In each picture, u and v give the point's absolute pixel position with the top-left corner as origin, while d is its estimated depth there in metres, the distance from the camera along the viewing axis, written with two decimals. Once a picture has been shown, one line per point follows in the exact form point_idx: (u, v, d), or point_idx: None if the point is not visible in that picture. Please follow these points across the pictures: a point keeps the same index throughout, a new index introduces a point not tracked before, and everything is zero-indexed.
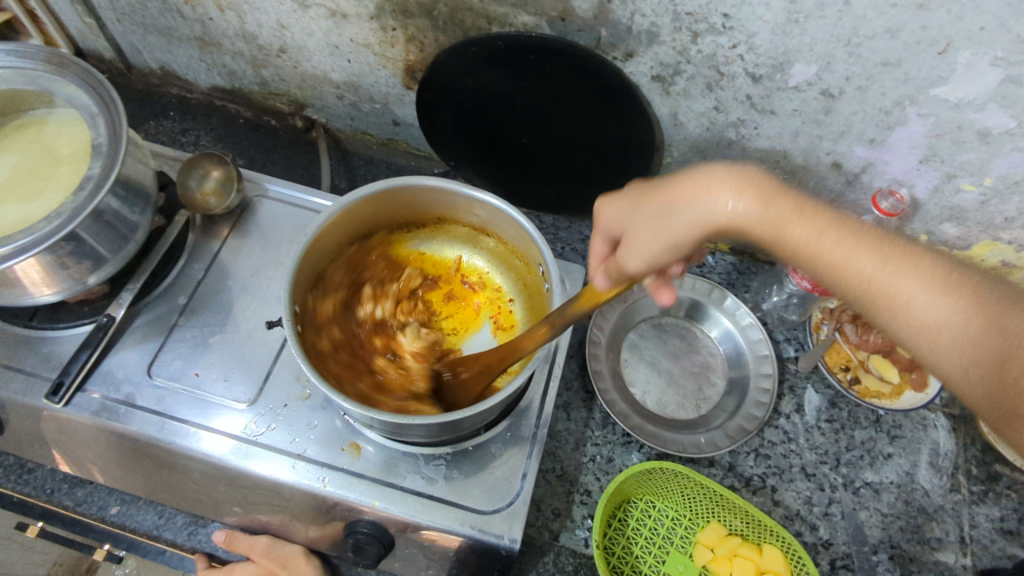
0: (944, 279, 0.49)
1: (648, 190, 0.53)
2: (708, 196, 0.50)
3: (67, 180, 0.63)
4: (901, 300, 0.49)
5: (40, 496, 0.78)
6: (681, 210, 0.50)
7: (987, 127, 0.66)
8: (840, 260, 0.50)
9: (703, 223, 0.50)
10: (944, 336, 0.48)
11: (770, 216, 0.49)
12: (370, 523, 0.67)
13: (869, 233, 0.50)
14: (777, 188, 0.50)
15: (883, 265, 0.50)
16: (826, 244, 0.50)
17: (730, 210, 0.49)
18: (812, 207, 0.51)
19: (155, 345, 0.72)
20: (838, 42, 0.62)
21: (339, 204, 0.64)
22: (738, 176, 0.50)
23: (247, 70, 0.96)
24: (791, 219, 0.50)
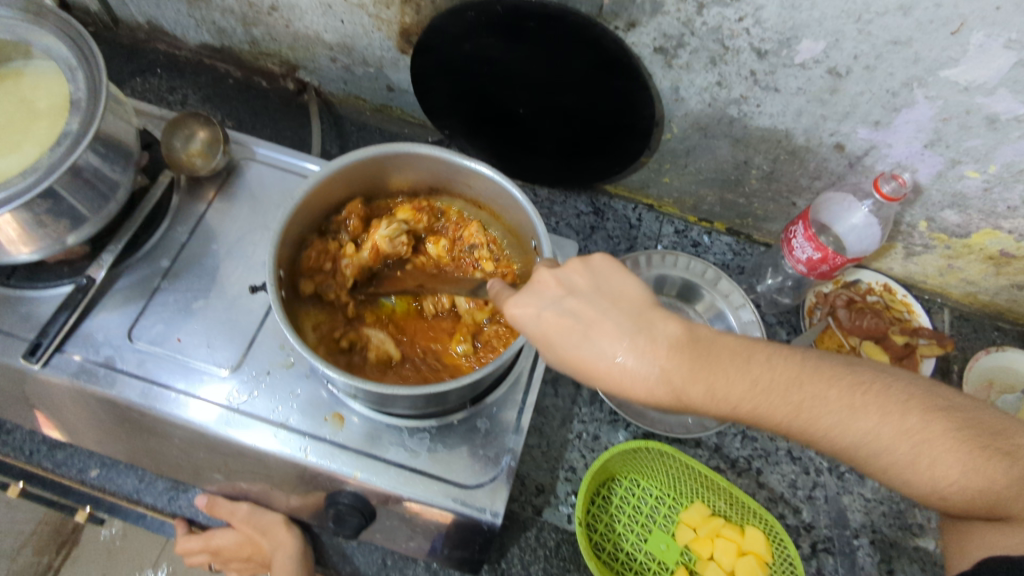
0: (875, 397, 0.49)
1: (555, 321, 0.50)
2: (606, 359, 0.48)
3: (45, 134, 0.61)
4: (838, 433, 0.49)
5: (18, 457, 0.77)
6: (601, 385, 0.49)
7: (996, 112, 0.64)
8: (769, 413, 0.49)
9: (621, 392, 0.49)
10: (893, 456, 0.49)
11: (676, 391, 0.48)
12: (352, 494, 0.66)
13: (767, 361, 0.50)
14: (673, 352, 0.49)
15: (809, 400, 0.49)
16: (743, 397, 0.49)
17: (622, 366, 0.48)
18: (731, 364, 0.49)
19: (137, 308, 0.70)
20: (848, 17, 0.60)
21: (329, 167, 0.62)
22: (632, 331, 0.49)
23: (237, 27, 0.93)
24: (690, 383, 0.48)
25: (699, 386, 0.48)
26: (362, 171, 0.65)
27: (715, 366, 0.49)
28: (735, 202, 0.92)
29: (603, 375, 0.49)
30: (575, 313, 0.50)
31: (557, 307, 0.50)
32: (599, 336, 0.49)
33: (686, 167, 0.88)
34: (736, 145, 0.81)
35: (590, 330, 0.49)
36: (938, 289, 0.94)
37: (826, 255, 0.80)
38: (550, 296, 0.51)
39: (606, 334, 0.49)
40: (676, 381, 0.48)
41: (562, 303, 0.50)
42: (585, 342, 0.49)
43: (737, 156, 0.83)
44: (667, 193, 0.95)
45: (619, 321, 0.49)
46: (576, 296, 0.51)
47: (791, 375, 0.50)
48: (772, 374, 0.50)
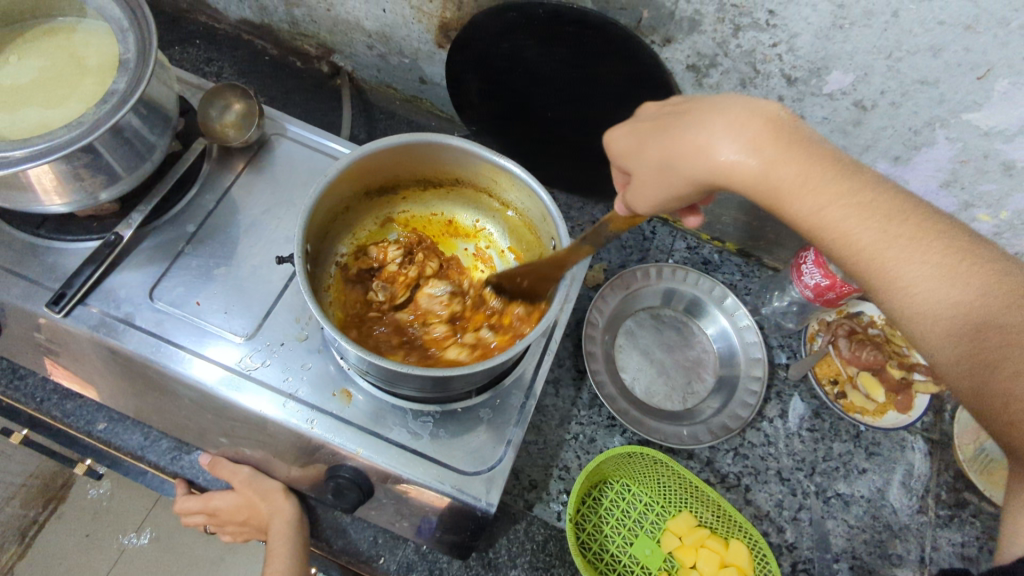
0: (973, 269, 0.46)
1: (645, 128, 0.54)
2: (711, 152, 0.48)
3: (91, 90, 0.63)
4: (887, 251, 0.47)
5: (29, 403, 0.79)
6: (684, 163, 0.49)
7: (1013, 159, 0.66)
8: (830, 214, 0.48)
9: (711, 176, 0.49)
10: (923, 294, 0.46)
11: (767, 169, 0.48)
12: (353, 469, 0.68)
13: (860, 179, 0.49)
14: (770, 125, 0.48)
15: (870, 213, 0.48)
16: (824, 199, 0.48)
17: (734, 161, 0.48)
18: (815, 162, 0.48)
19: (159, 269, 0.72)
20: (879, 53, 0.62)
21: (361, 150, 0.64)
22: (729, 118, 0.48)
23: (279, 6, 0.95)
24: (783, 165, 0.48)
25: (788, 168, 0.48)
26: (391, 159, 0.67)
27: (804, 160, 0.48)
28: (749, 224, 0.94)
29: (694, 151, 0.49)
30: (653, 131, 0.52)
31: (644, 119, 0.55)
32: (677, 124, 0.50)
33: None
34: None
35: (674, 129, 0.50)
36: None
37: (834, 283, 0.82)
38: (648, 114, 0.55)
39: (693, 124, 0.49)
40: (761, 163, 0.48)
41: (664, 138, 0.51)
42: (667, 135, 0.50)
43: None
44: None
45: (710, 117, 0.49)
46: (665, 116, 0.53)
47: (858, 188, 0.48)
48: (854, 187, 0.48)
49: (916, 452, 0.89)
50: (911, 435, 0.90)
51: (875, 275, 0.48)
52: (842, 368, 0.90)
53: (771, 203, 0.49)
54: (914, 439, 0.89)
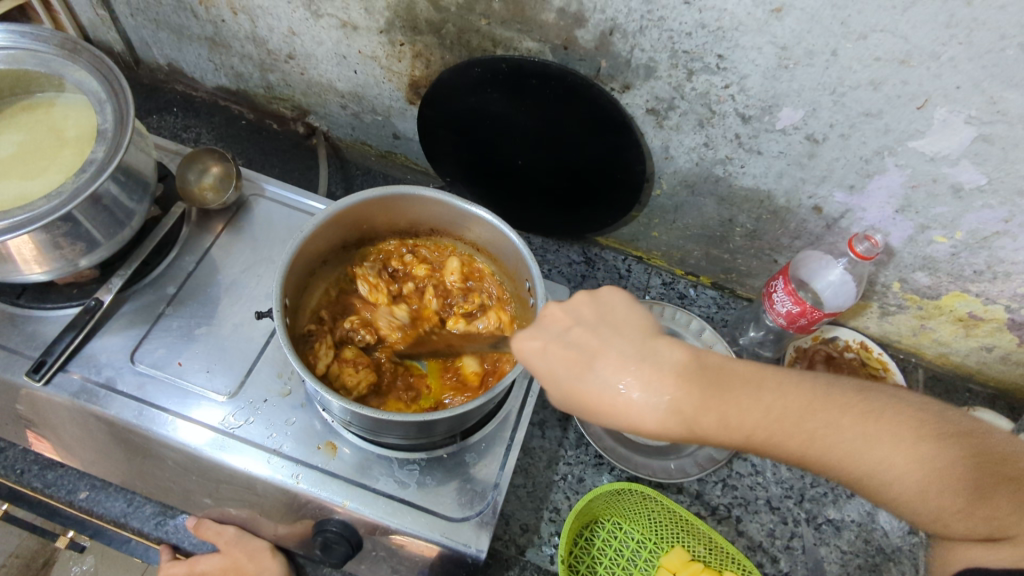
0: (887, 425, 0.49)
1: (560, 353, 0.52)
2: (614, 391, 0.50)
3: (70, 161, 0.65)
4: (850, 453, 0.49)
5: (8, 476, 0.77)
6: (603, 418, 0.51)
7: (960, 182, 0.69)
8: (799, 447, 0.49)
9: (632, 427, 0.50)
10: (931, 494, 0.47)
11: (687, 423, 0.49)
12: (340, 522, 0.67)
13: (779, 388, 0.50)
14: (678, 377, 0.50)
15: (835, 431, 0.49)
16: (756, 427, 0.50)
17: (639, 401, 0.49)
18: (726, 396, 0.50)
19: (140, 332, 0.72)
20: (823, 89, 0.66)
21: (336, 205, 0.65)
22: (637, 363, 0.51)
23: (254, 72, 0.98)
24: (704, 417, 0.49)
25: (710, 415, 0.49)
26: (367, 211, 0.69)
27: (722, 396, 0.50)
28: (720, 258, 0.96)
29: (619, 409, 0.50)
30: (599, 356, 0.52)
31: (561, 338, 0.53)
32: (604, 365, 0.51)
33: (674, 221, 0.93)
34: (721, 203, 0.86)
35: (602, 363, 0.51)
36: (913, 350, 0.98)
37: (804, 310, 0.84)
38: (557, 329, 0.54)
39: (606, 365, 0.51)
40: (689, 411, 0.49)
41: (565, 335, 0.53)
42: (600, 373, 0.51)
43: (722, 214, 0.88)
44: (656, 246, 1.00)
45: (624, 348, 0.52)
46: (580, 325, 0.54)
47: (816, 402, 0.50)
48: (788, 399, 0.50)
49: None
50: None
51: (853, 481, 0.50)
52: None
53: (695, 435, 0.50)
54: None
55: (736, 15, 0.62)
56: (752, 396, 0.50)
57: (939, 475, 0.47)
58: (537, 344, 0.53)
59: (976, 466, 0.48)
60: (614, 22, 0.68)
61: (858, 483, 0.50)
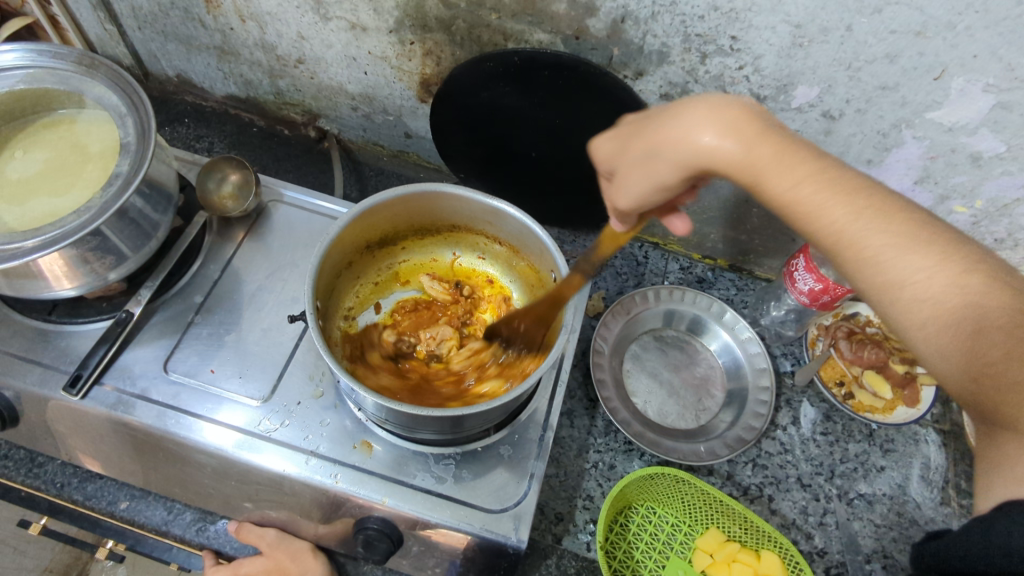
0: (939, 243, 0.47)
1: (625, 138, 0.53)
2: (694, 137, 0.48)
3: (95, 176, 0.65)
4: (869, 230, 0.48)
5: (49, 490, 0.79)
6: (668, 157, 0.49)
7: (979, 151, 0.69)
8: (838, 217, 0.48)
9: (688, 169, 0.49)
10: (944, 317, 0.46)
11: (751, 157, 0.48)
12: (380, 519, 0.68)
13: (870, 199, 0.48)
14: (755, 130, 0.49)
15: (887, 225, 0.47)
16: (829, 200, 0.48)
17: (713, 145, 0.48)
18: (792, 154, 0.49)
19: (171, 342, 0.73)
20: (839, 65, 0.66)
21: (361, 205, 0.66)
22: (726, 113, 0.49)
23: (263, 79, 0.99)
24: (771, 159, 0.48)
25: (775, 166, 0.49)
26: (391, 211, 0.70)
27: (773, 153, 0.49)
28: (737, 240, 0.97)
29: (677, 147, 0.49)
30: (633, 135, 0.53)
31: (632, 122, 0.55)
32: (687, 112, 0.49)
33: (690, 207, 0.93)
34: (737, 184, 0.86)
35: (668, 118, 0.50)
36: None
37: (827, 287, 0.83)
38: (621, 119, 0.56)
39: (698, 116, 0.49)
40: (729, 155, 0.49)
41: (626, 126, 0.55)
42: (655, 128, 0.50)
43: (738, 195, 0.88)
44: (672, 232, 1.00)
45: (690, 105, 0.50)
46: (643, 114, 0.55)
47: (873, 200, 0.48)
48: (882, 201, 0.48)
49: (930, 445, 0.90)
50: (923, 428, 0.91)
51: (877, 286, 0.48)
52: (846, 368, 0.91)
53: (750, 183, 0.49)
54: (926, 432, 0.91)
55: None
56: (805, 164, 0.49)
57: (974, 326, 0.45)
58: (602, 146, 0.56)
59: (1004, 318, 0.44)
60: (626, 9, 0.68)
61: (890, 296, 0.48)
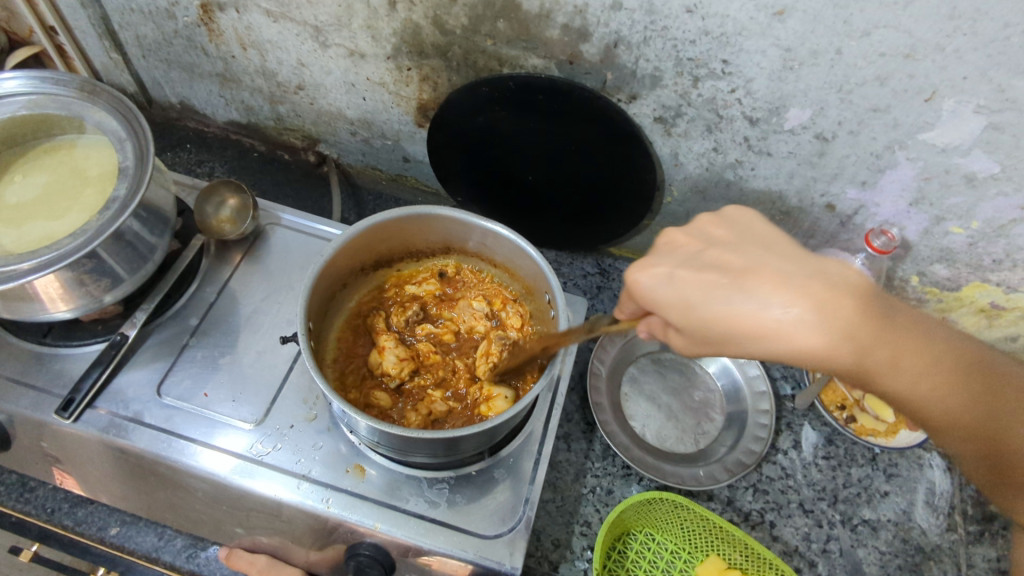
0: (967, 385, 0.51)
1: (692, 279, 0.48)
2: (774, 320, 0.46)
3: (93, 201, 0.66)
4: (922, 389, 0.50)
5: (40, 515, 0.78)
6: (746, 340, 0.47)
7: (973, 171, 0.69)
8: (930, 394, 0.50)
9: (785, 349, 0.46)
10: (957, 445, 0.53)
11: (857, 352, 0.47)
12: (372, 545, 0.67)
13: (904, 331, 0.49)
14: (831, 295, 0.46)
15: (957, 385, 0.51)
16: (915, 373, 0.50)
17: (788, 321, 0.46)
18: (880, 321, 0.47)
19: (165, 365, 0.73)
20: (830, 88, 0.66)
21: (355, 227, 0.66)
22: (799, 287, 0.46)
23: (264, 105, 1.00)
24: (876, 354, 0.48)
25: (880, 351, 0.48)
26: (384, 233, 0.70)
27: (874, 329, 0.47)
28: None
29: (764, 333, 0.46)
30: (709, 285, 0.48)
31: (692, 262, 0.50)
32: (761, 285, 0.47)
33: None
34: (733, 206, 0.86)
35: (768, 282, 0.47)
36: None
37: None
38: (683, 255, 0.51)
39: (768, 285, 0.47)
40: (813, 340, 0.46)
41: (700, 258, 0.50)
42: (715, 300, 0.47)
43: None
44: None
45: (778, 277, 0.47)
46: (715, 247, 0.51)
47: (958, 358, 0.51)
48: (942, 354, 0.51)
49: (934, 469, 0.89)
50: (927, 452, 0.90)
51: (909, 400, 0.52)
52: (848, 392, 0.91)
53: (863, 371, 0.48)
54: (930, 456, 0.90)
55: (739, 20, 0.63)
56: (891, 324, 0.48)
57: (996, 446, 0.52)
58: (660, 288, 0.49)
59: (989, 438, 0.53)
60: (618, 34, 0.69)
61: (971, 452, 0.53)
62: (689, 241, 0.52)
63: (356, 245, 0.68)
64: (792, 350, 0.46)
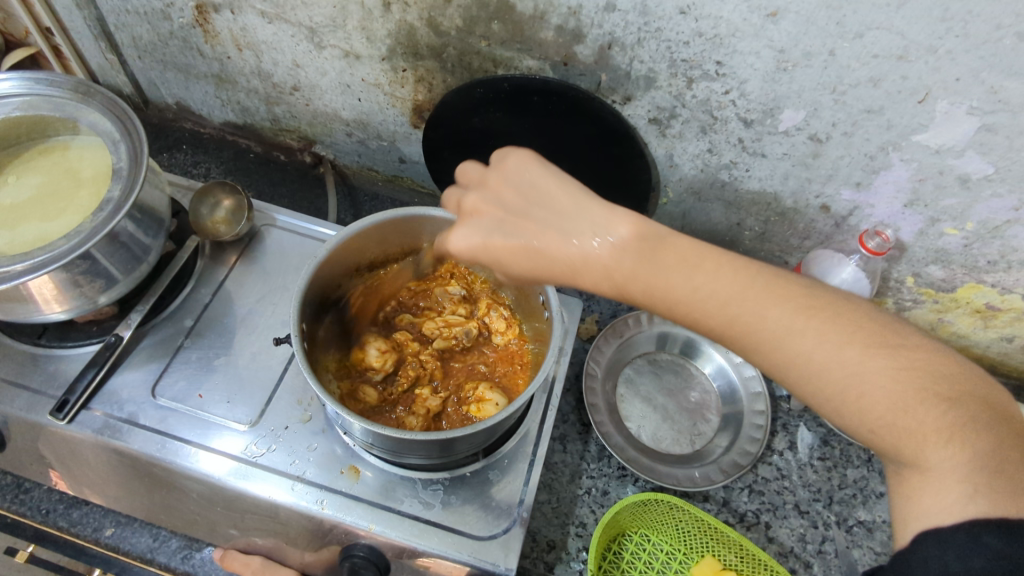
0: (829, 319, 0.48)
1: (495, 218, 0.54)
2: (582, 243, 0.52)
3: (88, 202, 0.66)
4: (794, 341, 0.48)
5: (34, 517, 0.78)
6: (562, 265, 0.52)
7: (967, 173, 0.69)
8: (709, 305, 0.50)
9: (575, 276, 0.53)
10: (871, 398, 0.46)
11: (622, 274, 0.51)
12: (367, 546, 0.67)
13: (729, 266, 0.51)
14: (634, 235, 0.52)
15: (771, 309, 0.49)
16: (721, 295, 0.50)
17: (603, 249, 0.52)
18: (683, 259, 0.51)
19: (160, 366, 0.73)
20: (824, 89, 0.66)
21: (350, 229, 0.66)
22: (624, 224, 0.52)
23: (260, 106, 1.00)
24: (637, 270, 0.51)
25: (643, 277, 0.51)
26: (380, 234, 0.70)
27: (666, 266, 0.51)
28: None
29: (574, 269, 0.52)
30: (507, 222, 0.54)
31: (494, 202, 0.55)
32: (587, 216, 0.52)
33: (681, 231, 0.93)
34: (728, 207, 0.86)
35: (559, 221, 0.53)
36: None
37: None
38: (475, 188, 0.57)
39: (558, 219, 0.53)
40: (620, 262, 0.51)
41: (495, 196, 0.55)
42: (501, 245, 0.54)
43: (730, 218, 0.88)
44: None
45: (561, 215, 0.53)
46: (495, 181, 0.56)
47: (722, 268, 0.51)
48: (754, 279, 0.50)
49: None
50: None
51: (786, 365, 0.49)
52: None
53: (664, 300, 0.51)
54: None
55: (732, 22, 0.63)
56: (704, 261, 0.51)
57: (900, 399, 0.45)
58: (464, 235, 0.55)
59: (905, 380, 0.46)
60: (612, 36, 0.69)
61: (814, 391, 0.48)
62: (485, 177, 0.57)
63: (351, 246, 0.68)
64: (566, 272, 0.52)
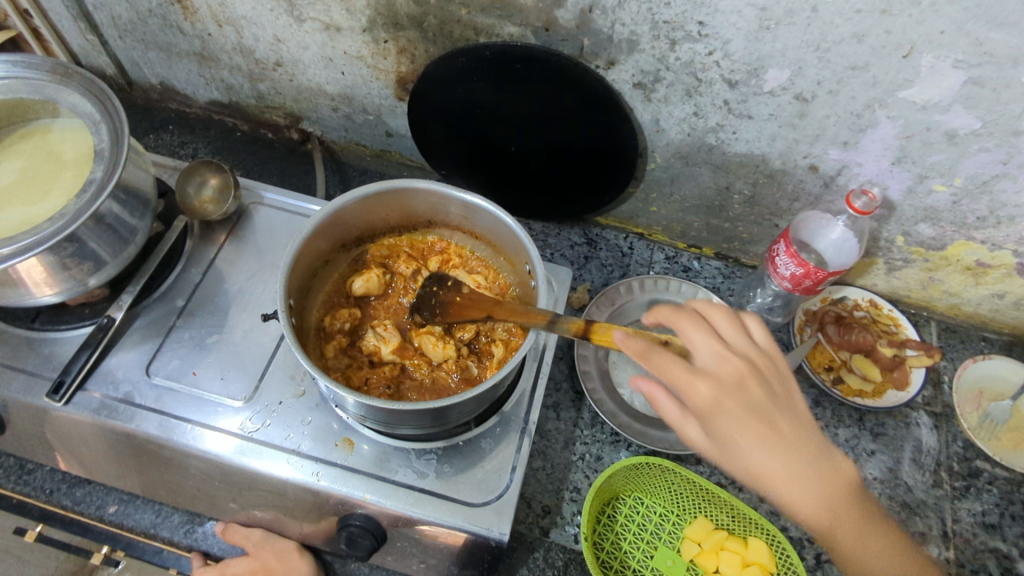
0: None
1: (728, 412, 0.53)
2: (764, 467, 0.53)
3: (71, 184, 0.66)
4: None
5: (39, 496, 0.80)
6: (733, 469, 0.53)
7: (954, 128, 0.69)
8: (863, 553, 0.56)
9: (766, 489, 0.53)
10: None
11: (822, 507, 0.54)
12: (363, 516, 0.68)
13: (869, 523, 0.57)
14: (827, 475, 0.54)
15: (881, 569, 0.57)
16: (860, 550, 0.56)
17: (780, 474, 0.52)
18: (858, 508, 0.56)
19: (153, 346, 0.74)
20: (808, 47, 0.66)
21: (333, 203, 0.66)
22: (797, 451, 0.53)
23: (244, 84, 0.99)
24: (836, 507, 0.55)
25: (833, 526, 0.55)
26: (364, 208, 0.70)
27: (840, 504, 0.55)
28: (720, 227, 0.96)
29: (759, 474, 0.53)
30: (732, 407, 0.53)
31: (732, 394, 0.53)
32: (773, 437, 0.53)
33: (670, 196, 0.93)
34: (717, 171, 0.85)
35: (764, 424, 0.53)
36: (924, 303, 0.97)
37: (808, 270, 0.83)
38: (725, 382, 0.54)
39: (772, 439, 0.53)
40: (801, 498, 0.53)
41: (737, 389, 0.54)
42: (731, 428, 0.52)
43: (718, 182, 0.87)
44: (656, 222, 0.99)
45: (769, 424, 0.53)
46: (753, 381, 0.55)
47: (876, 525, 0.57)
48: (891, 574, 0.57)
49: (921, 427, 0.90)
50: (914, 411, 0.91)
51: None
52: (835, 353, 0.92)
53: (818, 529, 0.55)
54: (917, 414, 0.90)
55: None
56: (863, 514, 0.56)
57: None
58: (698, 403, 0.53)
59: None
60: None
61: None
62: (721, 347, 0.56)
63: (335, 220, 0.68)
64: (756, 476, 0.53)
